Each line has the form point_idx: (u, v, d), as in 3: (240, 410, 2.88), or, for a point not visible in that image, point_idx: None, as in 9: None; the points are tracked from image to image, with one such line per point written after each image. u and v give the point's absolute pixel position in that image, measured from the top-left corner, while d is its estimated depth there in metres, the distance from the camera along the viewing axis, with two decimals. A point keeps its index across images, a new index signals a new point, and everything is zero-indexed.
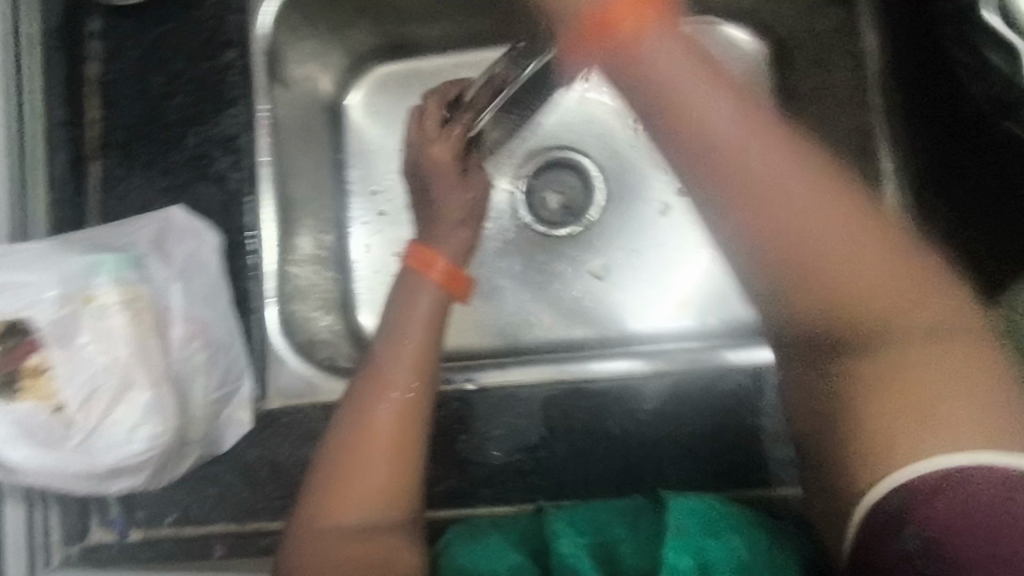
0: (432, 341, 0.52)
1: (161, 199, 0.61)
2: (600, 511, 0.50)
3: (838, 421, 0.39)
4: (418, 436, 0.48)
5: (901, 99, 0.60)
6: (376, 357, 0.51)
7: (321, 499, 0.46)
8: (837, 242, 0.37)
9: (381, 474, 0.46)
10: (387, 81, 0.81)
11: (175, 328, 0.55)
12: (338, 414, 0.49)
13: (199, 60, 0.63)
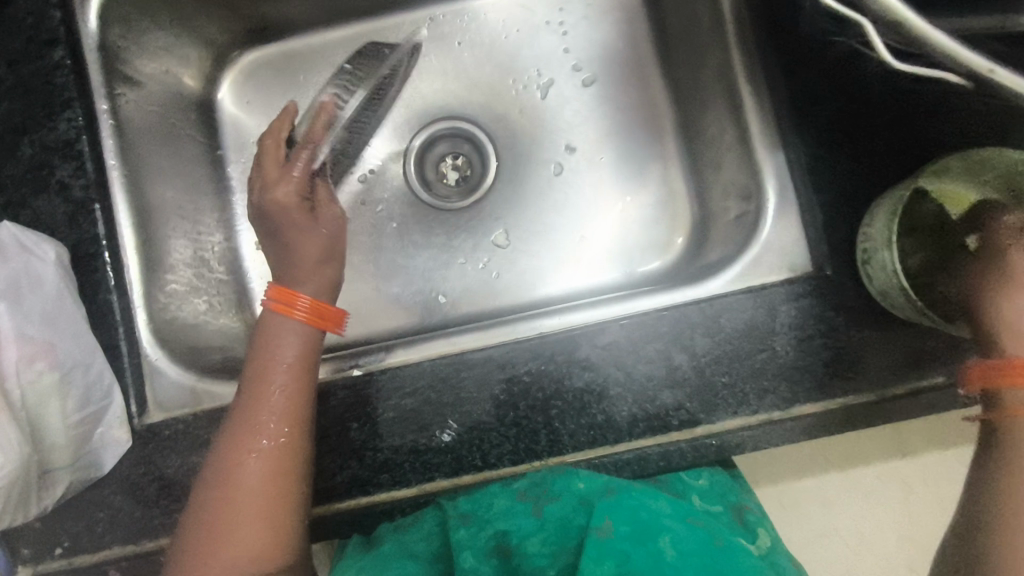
0: (302, 378, 0.51)
1: (1, 216, 0.57)
2: (498, 495, 0.54)
3: None
4: (290, 484, 0.48)
5: (751, 30, 0.57)
6: (241, 407, 0.49)
7: (190, 563, 0.45)
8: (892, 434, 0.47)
9: (256, 529, 0.46)
10: (256, 68, 0.78)
11: (9, 352, 0.52)
12: (206, 475, 0.48)
13: (22, 64, 0.59)
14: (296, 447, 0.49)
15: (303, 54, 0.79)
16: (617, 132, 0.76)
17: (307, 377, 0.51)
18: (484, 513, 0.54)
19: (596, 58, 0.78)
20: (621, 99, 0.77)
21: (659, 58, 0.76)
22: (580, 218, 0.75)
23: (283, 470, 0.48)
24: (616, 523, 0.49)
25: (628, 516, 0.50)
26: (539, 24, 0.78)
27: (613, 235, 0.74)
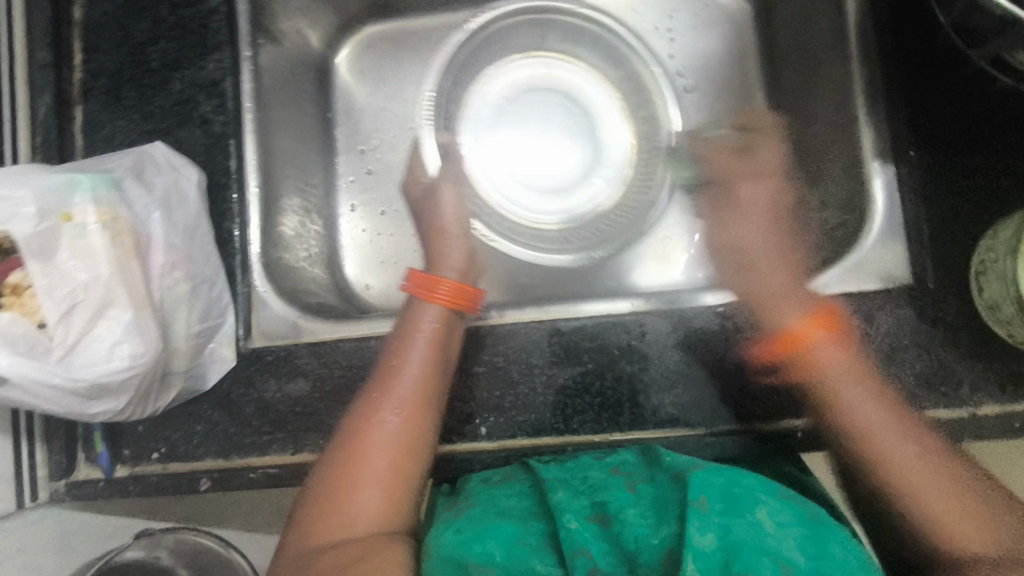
0: (435, 358, 0.53)
1: (146, 142, 0.62)
2: (592, 470, 0.52)
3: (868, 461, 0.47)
4: (418, 454, 0.49)
5: (879, 49, 0.59)
6: (377, 379, 0.52)
7: (312, 516, 0.46)
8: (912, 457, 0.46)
9: (375, 493, 0.47)
10: (375, 39, 0.82)
11: (156, 255, 0.54)
12: (336, 439, 0.50)
13: (183, 6, 0.64)
14: (425, 419, 0.51)
15: (420, 31, 0.83)
16: (712, 139, 0.78)
17: (441, 359, 0.53)
18: (578, 483, 0.50)
19: (699, 68, 0.79)
20: (718, 110, 0.78)
21: (764, 72, 0.77)
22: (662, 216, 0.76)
23: (413, 439, 0.50)
24: (710, 498, 0.43)
25: (724, 497, 0.43)
26: (649, 28, 0.80)
27: (692, 238, 0.75)
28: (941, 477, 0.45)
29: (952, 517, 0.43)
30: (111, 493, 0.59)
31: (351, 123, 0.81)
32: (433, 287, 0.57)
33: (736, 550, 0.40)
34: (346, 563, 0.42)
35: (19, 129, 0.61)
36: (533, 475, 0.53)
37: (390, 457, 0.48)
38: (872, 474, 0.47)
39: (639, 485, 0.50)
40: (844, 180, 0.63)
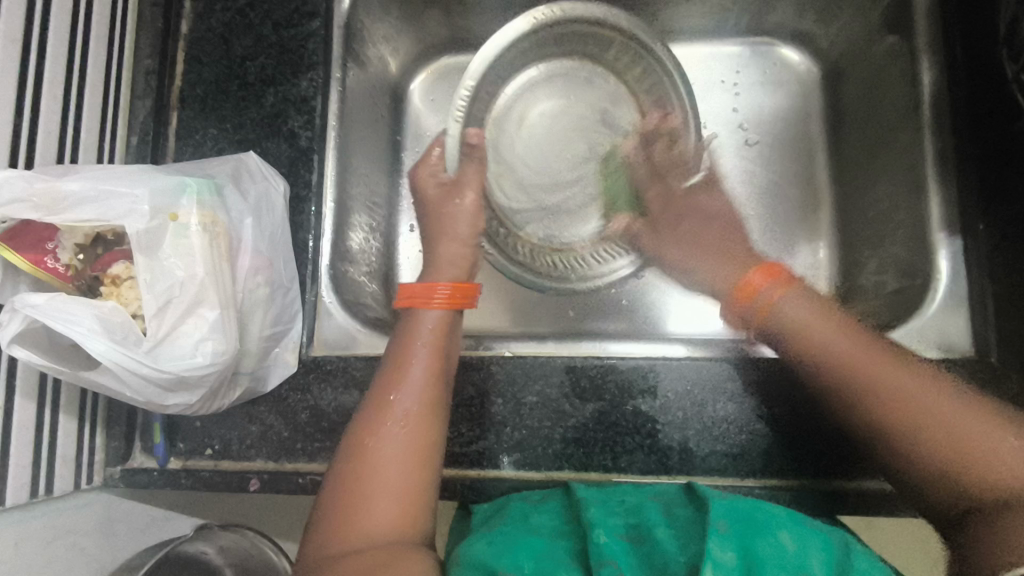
0: (439, 365, 0.55)
1: (234, 150, 0.65)
2: (629, 496, 0.50)
3: (926, 411, 0.47)
4: (423, 458, 0.50)
5: (952, 127, 0.62)
6: (380, 386, 0.53)
7: (330, 527, 0.46)
8: (875, 365, 0.51)
9: (383, 498, 0.47)
10: (449, 71, 0.86)
11: (244, 258, 0.56)
12: (343, 449, 0.50)
13: (283, 27, 0.68)
14: (429, 424, 0.52)
15: None
16: (770, 193, 0.78)
17: (440, 364, 0.55)
18: (614, 504, 0.49)
19: (763, 123, 0.80)
20: (779, 165, 0.79)
21: (825, 135, 0.79)
22: None
23: (418, 443, 0.50)
24: (729, 520, 0.43)
25: (739, 517, 0.43)
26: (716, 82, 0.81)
27: None
28: (919, 386, 0.49)
29: (991, 447, 0.44)
30: (162, 484, 0.61)
31: (419, 148, 0.85)
32: (432, 293, 0.60)
33: (755, 565, 0.39)
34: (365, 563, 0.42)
35: (119, 128, 0.65)
36: (569, 496, 0.52)
37: (392, 463, 0.49)
38: (912, 432, 0.47)
39: (676, 508, 0.48)
40: (903, 247, 0.65)
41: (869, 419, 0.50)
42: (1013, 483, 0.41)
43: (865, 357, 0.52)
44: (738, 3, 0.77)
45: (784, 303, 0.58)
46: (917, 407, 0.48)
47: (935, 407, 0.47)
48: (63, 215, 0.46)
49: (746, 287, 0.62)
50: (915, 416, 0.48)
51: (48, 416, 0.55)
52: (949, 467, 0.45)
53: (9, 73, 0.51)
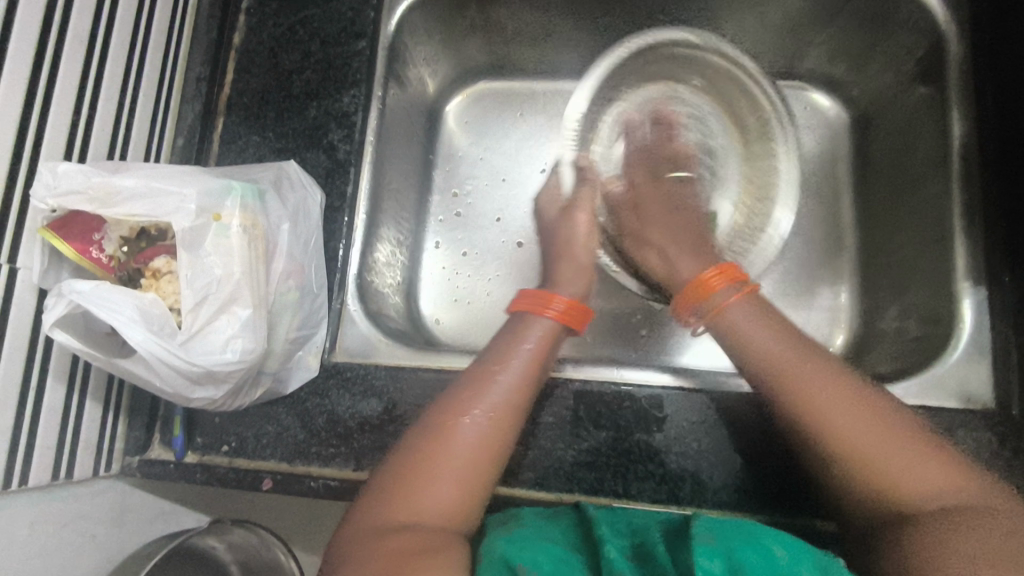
0: (530, 372, 0.55)
1: (275, 157, 0.68)
2: (639, 518, 0.51)
3: (864, 457, 0.46)
4: (491, 460, 0.50)
5: (981, 178, 0.63)
6: (468, 377, 0.54)
7: (382, 507, 0.47)
8: (825, 386, 0.50)
9: (446, 489, 0.48)
10: (485, 96, 0.89)
11: (277, 263, 0.58)
12: (421, 430, 0.51)
13: (331, 44, 0.70)
14: (504, 428, 0.52)
15: (528, 94, 0.88)
16: (793, 233, 0.79)
17: (535, 375, 0.55)
18: (623, 525, 0.49)
19: None
20: (803, 206, 0.80)
21: (851, 181, 0.79)
22: None
23: (491, 444, 0.51)
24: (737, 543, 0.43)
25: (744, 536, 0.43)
26: None
27: None
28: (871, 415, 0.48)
29: (909, 473, 0.45)
30: (178, 476, 0.62)
31: (450, 168, 0.87)
32: (547, 303, 0.62)
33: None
34: (413, 549, 0.43)
35: (167, 129, 0.68)
36: (580, 513, 0.52)
37: (463, 457, 0.49)
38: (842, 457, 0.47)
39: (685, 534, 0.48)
40: (928, 294, 0.65)
41: (794, 429, 0.50)
42: (948, 525, 0.41)
43: (816, 377, 0.51)
44: (771, 48, 0.79)
45: (738, 306, 0.58)
46: (854, 449, 0.47)
47: (877, 454, 0.46)
48: (115, 208, 0.48)
49: (703, 284, 0.61)
50: (859, 449, 0.47)
51: (75, 402, 0.57)
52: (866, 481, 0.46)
53: (74, 72, 0.54)
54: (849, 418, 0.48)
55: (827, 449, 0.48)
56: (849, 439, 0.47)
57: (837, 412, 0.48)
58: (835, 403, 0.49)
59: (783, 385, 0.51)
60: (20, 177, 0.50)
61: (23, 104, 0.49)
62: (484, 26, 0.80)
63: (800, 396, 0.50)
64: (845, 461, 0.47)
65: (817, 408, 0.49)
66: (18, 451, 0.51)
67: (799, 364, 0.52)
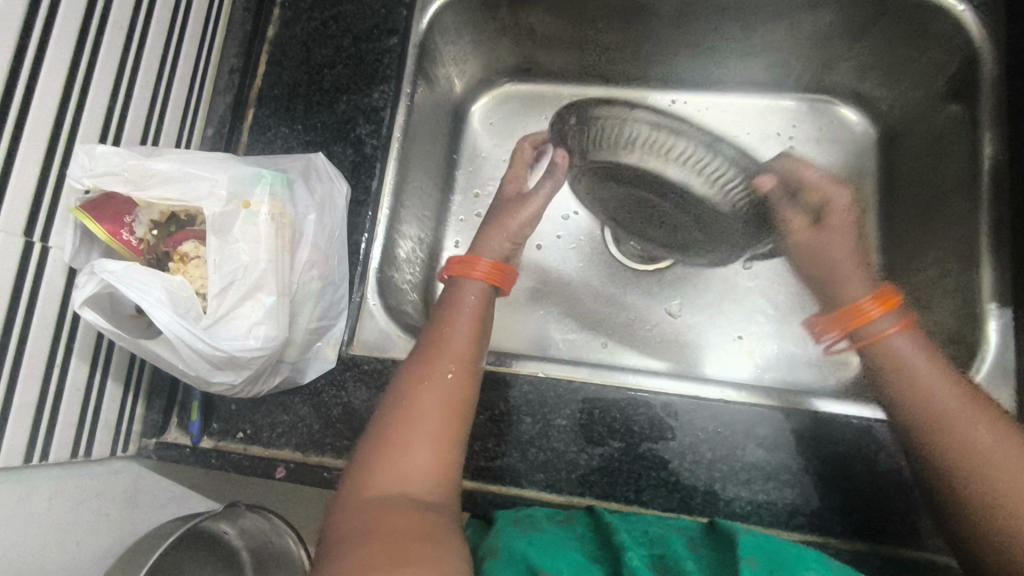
0: (476, 338, 0.59)
1: (302, 150, 0.68)
2: (654, 526, 0.50)
3: (986, 478, 0.47)
4: (461, 420, 0.52)
5: (1012, 201, 0.62)
6: (423, 349, 0.57)
7: (363, 482, 0.47)
8: (992, 446, 0.48)
9: (418, 459, 0.49)
10: (511, 98, 0.89)
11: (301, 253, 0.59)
12: (382, 409, 0.53)
13: (362, 40, 0.71)
14: (465, 389, 0.54)
15: (554, 97, 0.89)
16: None
17: (479, 339, 0.59)
18: (638, 534, 0.49)
19: None
20: None
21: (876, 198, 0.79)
22: (739, 316, 0.80)
23: (457, 406, 0.53)
24: (758, 557, 0.43)
25: (766, 551, 0.43)
26: (770, 133, 0.83)
27: (769, 343, 0.79)
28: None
29: None
30: (193, 461, 0.62)
31: (473, 168, 0.88)
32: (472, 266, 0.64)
33: None
34: (397, 524, 0.43)
35: (198, 119, 0.69)
36: (594, 520, 0.52)
37: (431, 427, 0.51)
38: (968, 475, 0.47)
39: (701, 545, 0.48)
40: (952, 316, 0.64)
41: (924, 452, 0.51)
42: None
43: (976, 425, 0.49)
44: (801, 60, 0.79)
45: (897, 342, 0.57)
46: (982, 469, 0.47)
47: (999, 474, 0.46)
48: (150, 191, 0.49)
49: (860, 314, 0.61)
50: (981, 469, 0.47)
51: (96, 382, 0.58)
52: (988, 501, 0.46)
53: (113, 58, 0.55)
54: (980, 435, 0.49)
55: (945, 462, 0.49)
56: (970, 456, 0.48)
57: (972, 431, 0.49)
58: (960, 423, 0.50)
59: (919, 404, 0.52)
60: (57, 157, 0.51)
61: (63, 87, 0.51)
62: (514, 28, 0.80)
63: (938, 413, 0.51)
64: (964, 476, 0.48)
65: (959, 432, 0.49)
66: (40, 427, 0.52)
67: (955, 394, 0.52)
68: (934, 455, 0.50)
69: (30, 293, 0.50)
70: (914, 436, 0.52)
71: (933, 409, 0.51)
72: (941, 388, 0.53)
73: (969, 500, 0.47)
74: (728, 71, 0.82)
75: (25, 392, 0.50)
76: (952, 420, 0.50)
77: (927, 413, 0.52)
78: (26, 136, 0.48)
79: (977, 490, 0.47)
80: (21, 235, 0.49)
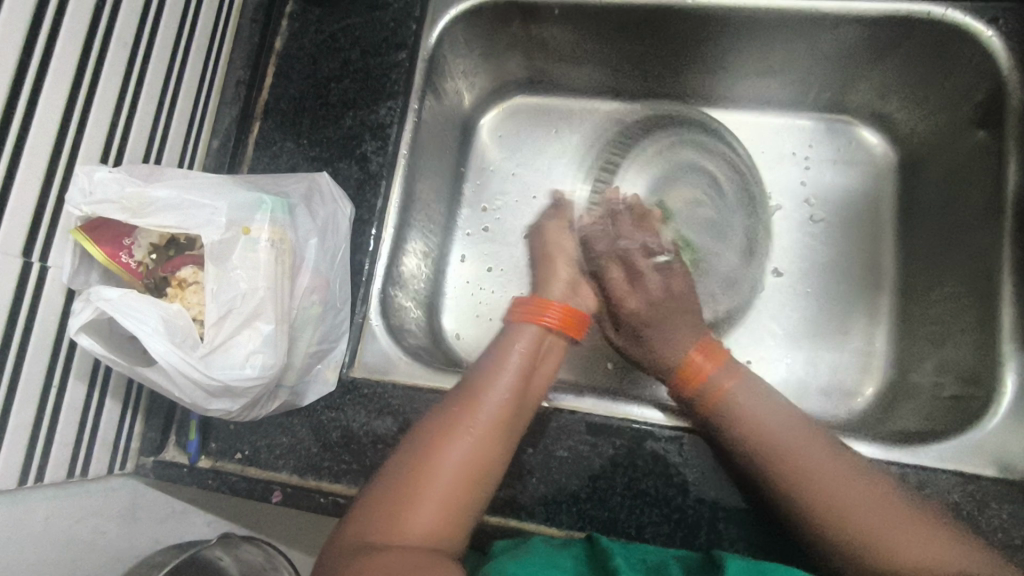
0: (521, 394, 0.57)
1: (307, 166, 0.67)
2: (652, 551, 0.50)
3: (843, 531, 0.50)
4: (482, 479, 0.52)
5: None
6: (461, 394, 0.56)
7: (372, 525, 0.48)
8: (829, 475, 0.52)
9: (428, 510, 0.49)
10: (521, 111, 0.89)
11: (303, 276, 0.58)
12: (404, 452, 0.53)
13: (370, 55, 0.70)
14: (493, 449, 0.53)
15: (565, 112, 0.88)
16: (831, 273, 0.79)
17: (523, 392, 0.57)
18: (635, 558, 0.48)
19: (830, 199, 0.81)
20: (841, 244, 0.79)
21: (894, 222, 0.78)
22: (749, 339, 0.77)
23: (480, 465, 0.52)
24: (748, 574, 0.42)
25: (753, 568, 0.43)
26: (786, 153, 0.83)
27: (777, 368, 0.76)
28: (878, 500, 0.51)
29: (898, 543, 0.48)
30: (190, 481, 0.62)
31: (480, 182, 0.88)
32: (541, 311, 0.63)
33: None
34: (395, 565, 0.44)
35: (203, 132, 0.68)
36: (593, 542, 0.51)
37: (446, 480, 0.51)
38: (824, 526, 0.51)
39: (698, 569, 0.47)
40: (970, 352, 0.63)
41: (782, 505, 0.53)
42: None
43: (812, 470, 0.53)
44: (821, 79, 0.77)
45: (738, 393, 0.59)
46: (846, 520, 0.50)
47: (851, 529, 0.50)
48: (147, 220, 0.47)
49: (690, 374, 0.61)
50: (840, 518, 0.50)
51: (95, 400, 0.57)
52: (855, 550, 0.49)
53: (117, 73, 0.54)
54: (823, 481, 0.52)
55: (798, 519, 0.52)
56: (830, 509, 0.51)
57: (811, 480, 0.52)
58: (801, 459, 0.54)
59: (759, 456, 0.55)
60: (57, 177, 0.50)
61: (65, 105, 0.50)
62: (525, 42, 0.79)
63: (772, 462, 0.54)
64: (829, 528, 0.51)
65: (800, 473, 0.53)
66: (38, 447, 0.52)
67: (773, 448, 0.55)
68: (792, 513, 0.52)
69: (29, 314, 0.49)
70: (762, 486, 0.54)
71: (761, 458, 0.54)
72: (745, 432, 0.56)
73: (830, 549, 0.51)
74: (744, 88, 0.81)
75: (22, 414, 0.49)
76: (795, 463, 0.53)
77: (762, 463, 0.54)
78: (26, 156, 0.47)
79: (836, 541, 0.50)
80: (20, 255, 0.48)
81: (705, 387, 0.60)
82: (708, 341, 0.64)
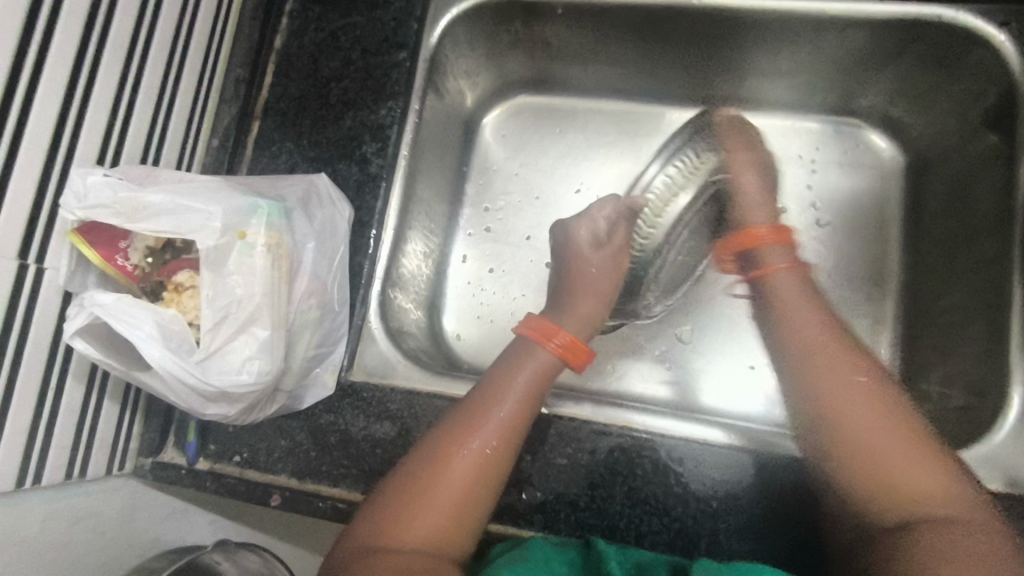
0: (533, 406, 0.56)
1: (307, 166, 0.67)
2: (648, 556, 0.50)
3: (857, 443, 0.50)
4: (491, 484, 0.52)
5: None
6: (474, 400, 0.55)
7: (381, 527, 0.48)
8: (860, 397, 0.52)
9: (434, 523, 0.49)
10: (524, 110, 0.88)
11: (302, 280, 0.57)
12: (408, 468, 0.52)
13: (371, 54, 0.69)
14: (504, 456, 0.53)
15: (568, 110, 0.87)
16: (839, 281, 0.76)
17: (534, 404, 0.56)
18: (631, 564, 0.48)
19: (837, 202, 0.79)
20: (847, 249, 0.77)
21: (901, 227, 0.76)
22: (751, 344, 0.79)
23: (490, 470, 0.52)
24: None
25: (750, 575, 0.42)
26: (792, 156, 0.81)
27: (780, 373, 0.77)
28: (906, 436, 0.50)
29: (906, 475, 0.48)
30: (188, 483, 0.62)
31: (482, 182, 0.87)
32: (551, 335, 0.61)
33: None
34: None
35: (202, 130, 0.67)
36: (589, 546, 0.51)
37: (450, 495, 0.50)
38: (835, 438, 0.51)
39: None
40: (975, 362, 0.62)
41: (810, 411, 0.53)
42: (927, 529, 0.45)
43: (848, 382, 0.53)
44: (830, 81, 0.76)
45: (783, 277, 0.63)
46: (857, 443, 0.50)
47: (864, 446, 0.50)
48: (141, 225, 0.46)
49: (748, 236, 0.67)
50: (855, 441, 0.50)
51: (92, 402, 0.57)
52: (862, 476, 0.49)
53: (114, 74, 0.54)
54: (859, 399, 0.52)
55: (821, 428, 0.52)
56: (844, 424, 0.51)
57: (848, 392, 0.52)
58: (839, 380, 0.53)
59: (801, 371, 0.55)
60: (52, 180, 0.50)
61: (60, 107, 0.49)
62: (528, 42, 0.78)
63: (815, 374, 0.54)
64: (836, 445, 0.51)
65: (837, 388, 0.53)
66: (34, 451, 0.52)
67: (824, 360, 0.55)
68: (815, 424, 0.53)
69: (24, 318, 0.49)
70: (801, 403, 0.54)
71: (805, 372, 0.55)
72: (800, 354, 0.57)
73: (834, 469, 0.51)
74: (750, 88, 0.80)
75: (18, 418, 0.49)
76: (834, 381, 0.53)
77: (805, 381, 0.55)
78: (22, 158, 0.47)
79: (848, 459, 0.50)
80: (15, 258, 0.48)
81: (755, 256, 0.66)
82: (754, 231, 0.67)
